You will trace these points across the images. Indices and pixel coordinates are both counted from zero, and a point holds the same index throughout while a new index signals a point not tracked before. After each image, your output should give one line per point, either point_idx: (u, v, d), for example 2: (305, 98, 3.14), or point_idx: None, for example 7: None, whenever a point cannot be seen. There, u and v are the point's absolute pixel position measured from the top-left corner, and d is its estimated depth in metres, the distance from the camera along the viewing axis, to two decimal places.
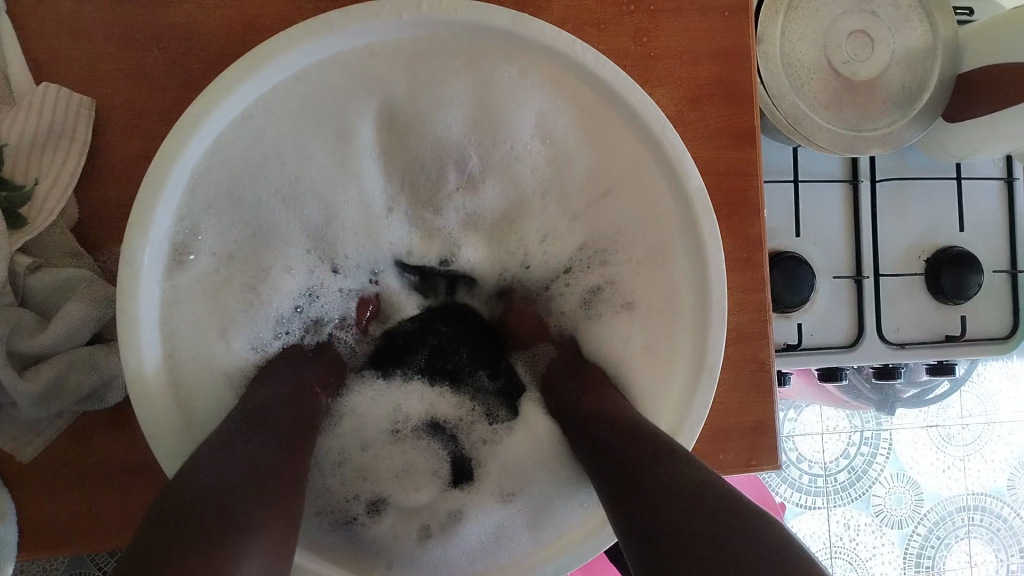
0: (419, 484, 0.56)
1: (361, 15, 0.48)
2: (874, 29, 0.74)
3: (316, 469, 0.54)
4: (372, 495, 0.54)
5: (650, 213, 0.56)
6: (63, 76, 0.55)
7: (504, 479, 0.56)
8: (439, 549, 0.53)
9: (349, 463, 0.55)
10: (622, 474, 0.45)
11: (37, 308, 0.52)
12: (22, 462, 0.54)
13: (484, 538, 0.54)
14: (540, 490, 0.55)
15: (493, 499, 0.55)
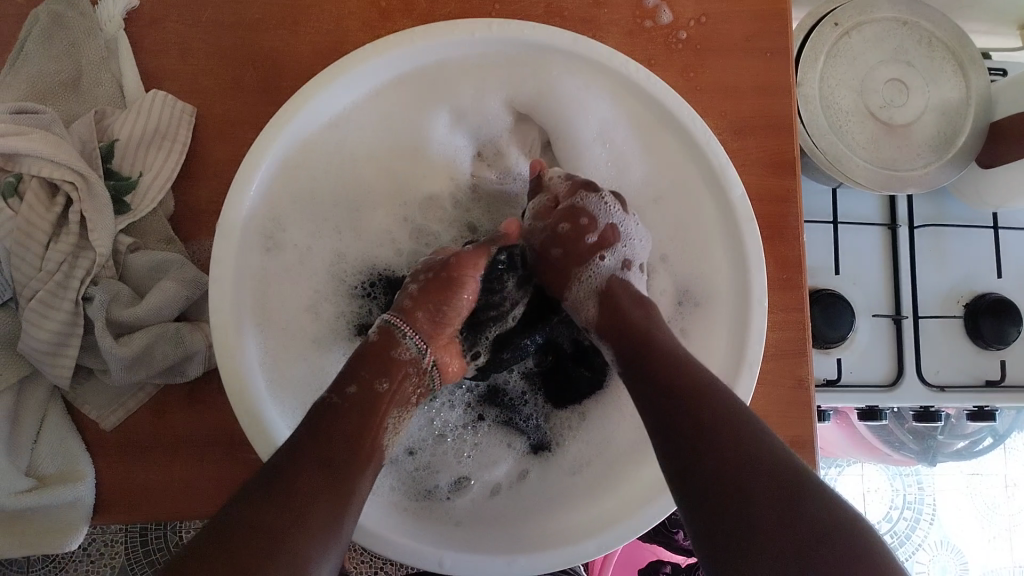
0: (494, 456, 0.62)
1: (439, 32, 0.55)
2: (909, 78, 0.79)
3: (393, 461, 0.60)
4: (453, 477, 0.61)
5: (694, 225, 0.63)
6: (169, 86, 0.62)
7: (579, 451, 0.63)
8: (507, 503, 0.61)
9: (434, 445, 0.61)
10: (686, 429, 0.45)
11: (133, 285, 0.58)
12: (105, 428, 0.59)
13: (551, 494, 0.61)
14: (608, 456, 0.62)
15: (564, 466, 0.63)
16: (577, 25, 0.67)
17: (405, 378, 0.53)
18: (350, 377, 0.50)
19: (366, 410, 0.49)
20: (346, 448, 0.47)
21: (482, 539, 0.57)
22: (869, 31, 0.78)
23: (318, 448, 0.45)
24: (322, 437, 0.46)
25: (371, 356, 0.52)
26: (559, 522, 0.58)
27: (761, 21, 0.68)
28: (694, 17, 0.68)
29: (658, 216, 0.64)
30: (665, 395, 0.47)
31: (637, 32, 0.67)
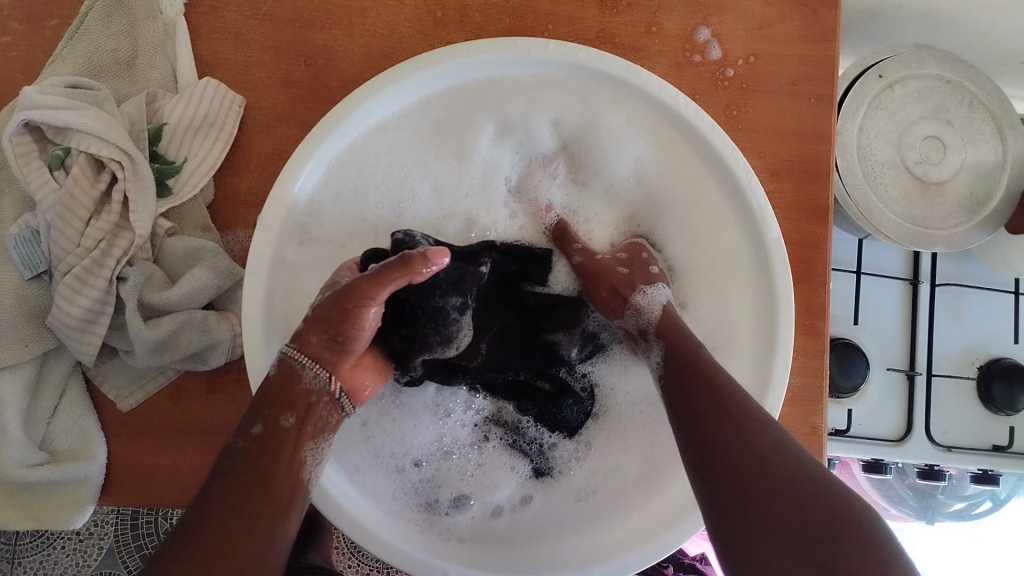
0: (497, 477, 0.61)
1: (491, 48, 0.56)
2: (947, 136, 0.79)
3: (399, 469, 0.59)
4: (451, 495, 0.60)
5: (721, 267, 0.63)
6: (220, 75, 0.62)
7: (588, 477, 0.63)
8: (507, 526, 0.60)
9: (439, 459, 0.60)
10: (707, 421, 0.48)
11: (166, 269, 0.58)
12: (123, 410, 0.58)
13: (552, 521, 0.61)
14: (616, 486, 0.62)
15: (571, 492, 0.62)
16: (628, 53, 0.67)
17: (314, 409, 0.51)
18: (254, 415, 0.49)
19: (280, 448, 0.48)
20: (258, 488, 0.46)
21: (478, 561, 0.56)
22: (912, 86, 0.78)
23: (227, 492, 0.45)
24: (231, 480, 0.46)
25: (283, 390, 0.50)
26: (557, 550, 0.58)
27: (809, 68, 0.69)
28: (743, 57, 0.68)
29: (697, 265, 0.64)
30: (690, 397, 0.50)
31: (686, 66, 0.67)
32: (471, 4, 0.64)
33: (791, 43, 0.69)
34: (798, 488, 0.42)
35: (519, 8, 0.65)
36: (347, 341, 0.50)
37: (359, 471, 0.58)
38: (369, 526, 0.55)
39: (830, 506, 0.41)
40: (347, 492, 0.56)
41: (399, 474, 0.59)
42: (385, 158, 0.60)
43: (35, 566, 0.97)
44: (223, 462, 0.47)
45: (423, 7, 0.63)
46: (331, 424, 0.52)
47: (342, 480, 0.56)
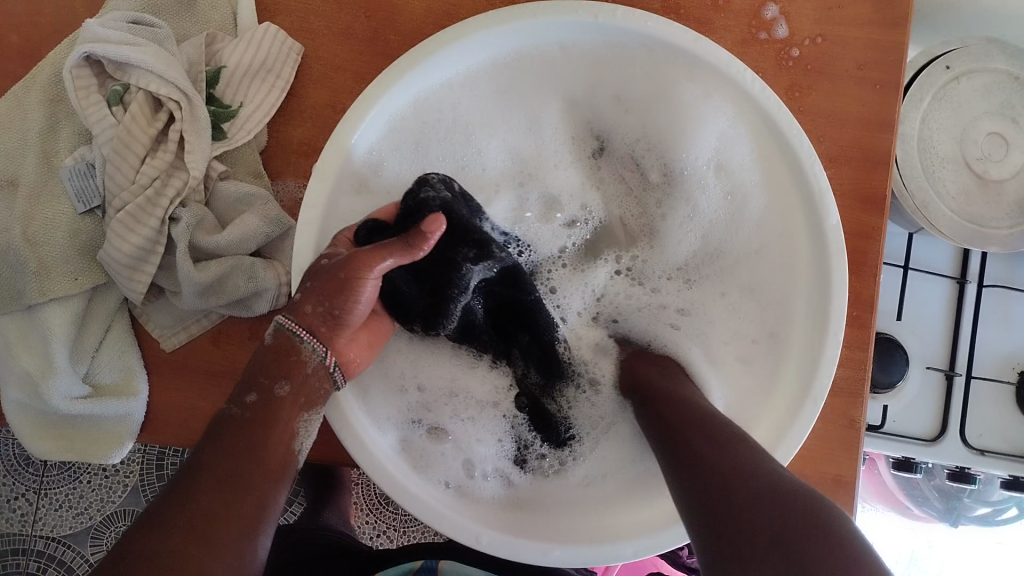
0: (481, 435, 0.61)
1: (561, 10, 0.55)
2: (1012, 134, 0.77)
3: (406, 407, 0.60)
4: (434, 423, 0.60)
5: (789, 263, 0.62)
6: (280, 21, 0.62)
7: (586, 467, 0.62)
8: (485, 489, 0.59)
9: (446, 397, 0.61)
10: (685, 446, 0.48)
11: (217, 213, 0.58)
12: (165, 349, 0.59)
13: (543, 499, 0.60)
14: (610, 482, 0.61)
15: (573, 478, 0.62)
16: (692, 25, 0.66)
17: (314, 383, 0.51)
18: (248, 384, 0.50)
19: (273, 422, 0.49)
20: (249, 461, 0.46)
21: (478, 518, 0.55)
22: (979, 81, 0.76)
23: (215, 460, 0.46)
24: (219, 449, 0.46)
25: (278, 360, 0.50)
26: (561, 527, 0.56)
27: (877, 52, 0.67)
28: (810, 37, 0.66)
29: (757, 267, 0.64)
30: (675, 421, 0.51)
31: (750, 42, 0.66)
32: None
33: (860, 26, 0.67)
34: (759, 492, 0.41)
35: None
36: (343, 314, 0.51)
37: (380, 409, 0.58)
38: (384, 458, 0.54)
39: (797, 508, 0.39)
40: (365, 422, 0.55)
41: (406, 410, 0.60)
42: (454, 110, 0.61)
43: (61, 499, 0.98)
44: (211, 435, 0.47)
45: None
46: (324, 398, 0.52)
47: (361, 413, 0.56)
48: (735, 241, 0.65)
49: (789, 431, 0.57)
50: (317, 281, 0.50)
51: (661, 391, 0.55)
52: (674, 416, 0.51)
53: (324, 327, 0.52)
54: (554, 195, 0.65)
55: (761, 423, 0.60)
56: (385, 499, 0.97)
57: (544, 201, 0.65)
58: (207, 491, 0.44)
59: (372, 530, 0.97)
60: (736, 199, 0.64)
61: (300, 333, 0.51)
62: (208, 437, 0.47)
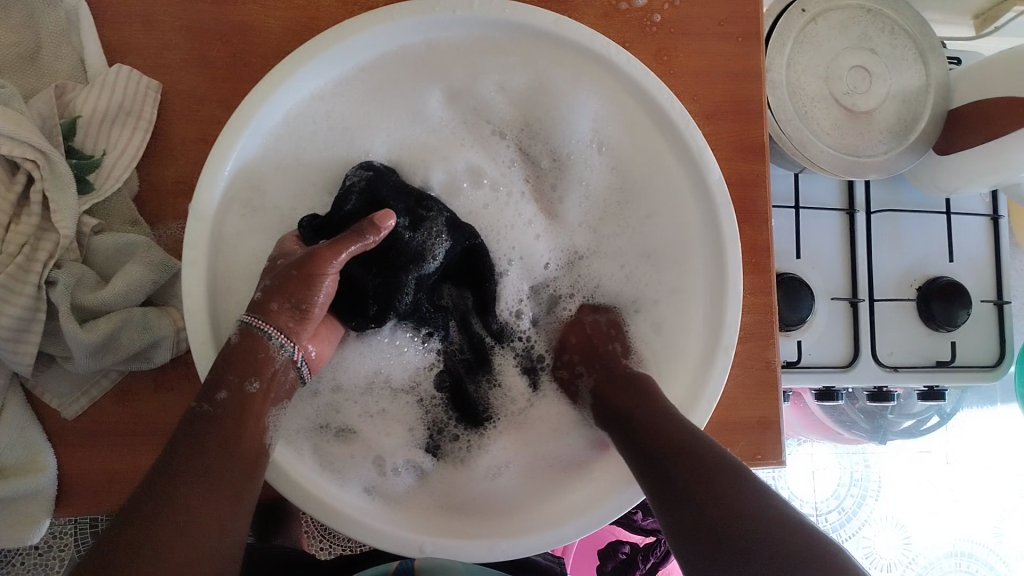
0: (392, 429, 0.60)
1: (419, 8, 0.55)
2: (873, 65, 0.80)
3: (319, 406, 0.58)
4: (343, 424, 0.59)
5: (678, 234, 0.63)
6: (132, 61, 0.59)
7: (498, 459, 0.62)
8: (393, 486, 0.58)
9: (358, 391, 0.60)
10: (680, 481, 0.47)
11: (97, 268, 0.56)
12: (67, 417, 0.56)
13: (454, 493, 0.59)
14: (522, 474, 0.61)
15: (486, 471, 0.61)
16: (553, 5, 0.66)
17: (278, 378, 0.51)
18: (218, 380, 0.48)
19: (247, 420, 0.48)
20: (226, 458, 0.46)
21: (388, 516, 0.54)
22: (835, 18, 0.80)
23: (193, 459, 0.44)
24: (197, 448, 0.45)
25: (247, 358, 0.49)
26: (473, 521, 0.56)
27: (734, 7, 0.69)
28: (669, 0, 0.67)
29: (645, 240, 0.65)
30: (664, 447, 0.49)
31: (613, 14, 0.67)
32: None
33: None
34: (757, 534, 0.42)
35: None
36: (310, 306, 0.51)
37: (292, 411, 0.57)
38: (293, 461, 0.53)
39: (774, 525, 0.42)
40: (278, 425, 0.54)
41: (319, 408, 0.58)
42: (325, 115, 0.59)
43: None
44: (182, 437, 0.45)
45: None
46: (288, 391, 0.52)
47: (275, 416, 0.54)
48: (625, 218, 0.66)
49: (704, 387, 0.58)
50: (281, 281, 0.50)
51: (640, 415, 0.53)
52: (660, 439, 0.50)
53: (292, 324, 0.51)
54: (480, 165, 0.63)
55: (678, 382, 0.61)
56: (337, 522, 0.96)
57: (471, 171, 0.62)
58: (188, 489, 0.43)
59: (330, 554, 0.96)
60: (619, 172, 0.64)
61: (269, 332, 0.50)
62: (187, 429, 0.46)
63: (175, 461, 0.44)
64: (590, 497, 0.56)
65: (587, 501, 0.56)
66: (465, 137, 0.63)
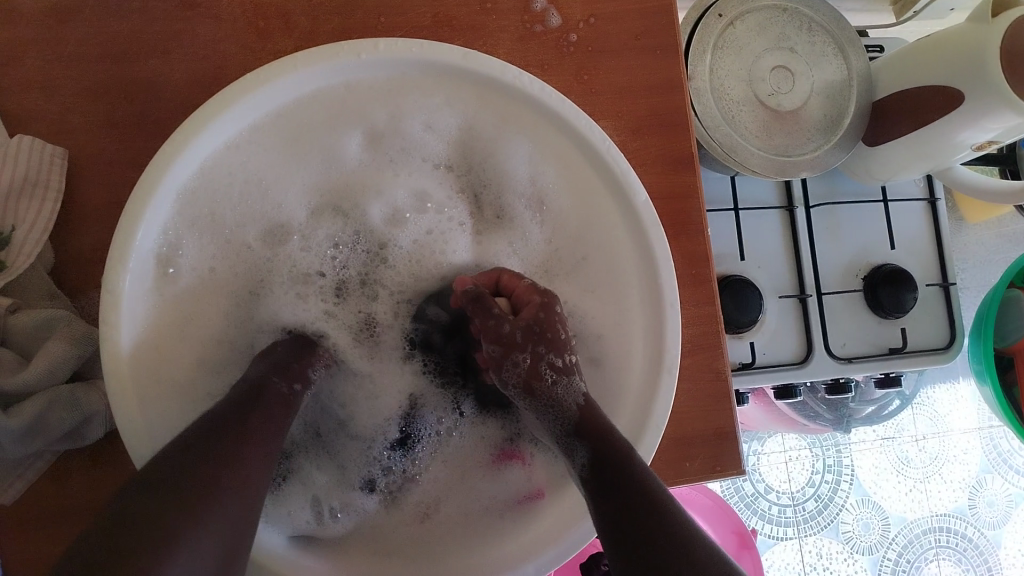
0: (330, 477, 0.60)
1: (323, 56, 0.53)
2: (794, 64, 0.81)
3: None
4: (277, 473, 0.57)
5: (617, 263, 0.62)
6: (36, 129, 0.58)
7: (427, 496, 0.62)
8: (327, 536, 0.56)
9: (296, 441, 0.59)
10: (615, 505, 0.47)
11: (17, 348, 0.54)
12: (5, 502, 0.54)
13: (387, 538, 0.59)
14: (453, 513, 0.60)
15: (415, 513, 0.61)
16: (467, 33, 0.66)
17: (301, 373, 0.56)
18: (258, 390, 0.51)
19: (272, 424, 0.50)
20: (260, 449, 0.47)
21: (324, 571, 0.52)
22: (752, 21, 0.80)
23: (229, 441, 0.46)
24: (230, 433, 0.46)
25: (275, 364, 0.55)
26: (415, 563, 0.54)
27: (649, 20, 0.69)
28: (583, 19, 0.67)
29: (583, 270, 0.64)
30: (615, 465, 0.49)
31: (528, 36, 0.66)
32: (294, 8, 0.62)
33: None
34: (650, 535, 0.44)
35: (346, 5, 0.63)
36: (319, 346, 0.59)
37: None
38: None
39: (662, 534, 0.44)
40: None
41: None
42: (240, 169, 0.57)
43: None
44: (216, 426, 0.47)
45: (243, 20, 0.61)
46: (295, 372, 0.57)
47: None
48: (558, 246, 0.65)
49: (652, 412, 0.57)
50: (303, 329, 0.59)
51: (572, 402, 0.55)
52: (610, 456, 0.49)
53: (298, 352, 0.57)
54: (424, 189, 0.63)
55: (626, 409, 0.60)
56: None
57: (415, 197, 0.63)
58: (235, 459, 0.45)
59: None
60: (549, 196, 0.63)
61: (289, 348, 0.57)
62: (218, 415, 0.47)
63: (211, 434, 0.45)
64: (526, 546, 0.54)
65: (521, 547, 0.54)
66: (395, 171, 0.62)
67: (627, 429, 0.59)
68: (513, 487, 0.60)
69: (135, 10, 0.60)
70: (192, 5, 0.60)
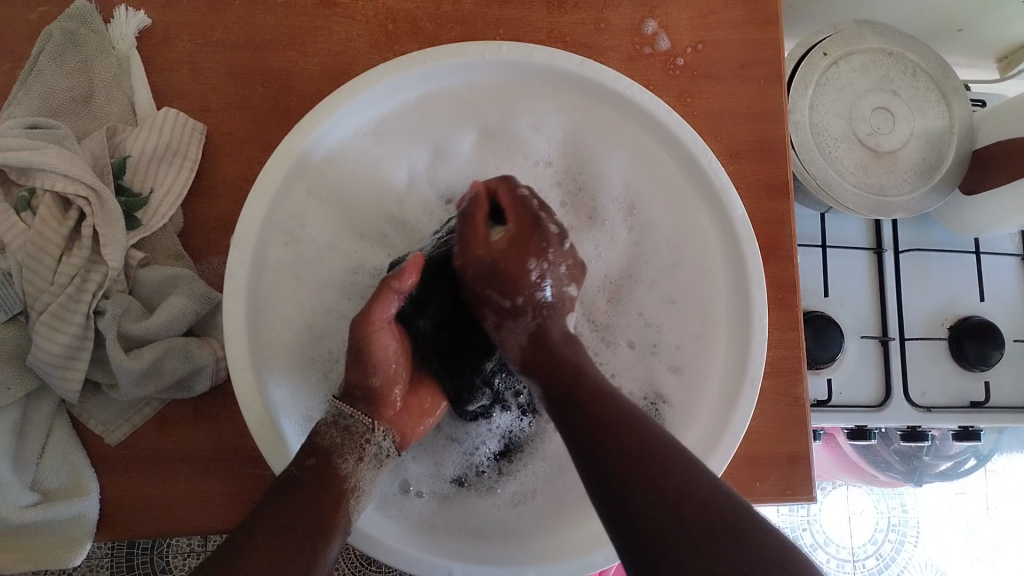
0: (422, 454, 0.60)
1: (450, 54, 0.58)
2: (895, 106, 0.82)
3: None
4: None
5: (706, 276, 0.64)
6: (180, 105, 0.63)
7: (524, 482, 0.60)
8: (415, 510, 0.58)
9: None
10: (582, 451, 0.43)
11: (142, 298, 0.59)
12: (110, 443, 0.58)
13: (478, 520, 0.58)
14: (545, 502, 0.60)
15: (506, 497, 0.60)
16: (579, 49, 0.69)
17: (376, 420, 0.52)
18: (309, 449, 0.49)
19: (336, 488, 0.48)
20: (310, 522, 0.46)
21: (411, 546, 0.54)
22: (856, 61, 0.82)
23: (274, 521, 0.45)
24: (278, 512, 0.46)
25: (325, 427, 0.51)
26: (495, 552, 0.56)
27: (755, 51, 0.71)
28: (691, 45, 0.70)
29: (674, 286, 0.65)
30: (564, 394, 0.45)
31: (637, 58, 0.69)
32: (420, 15, 0.66)
33: (734, 28, 0.71)
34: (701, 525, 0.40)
35: (469, 17, 0.67)
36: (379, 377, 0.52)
37: None
38: None
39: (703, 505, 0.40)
40: None
41: None
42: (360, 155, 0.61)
43: None
44: (266, 504, 0.46)
45: (374, 22, 0.65)
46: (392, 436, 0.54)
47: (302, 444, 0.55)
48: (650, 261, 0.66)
49: (733, 417, 0.59)
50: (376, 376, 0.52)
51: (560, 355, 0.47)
52: (574, 391, 0.45)
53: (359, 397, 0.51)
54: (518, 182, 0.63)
55: (706, 417, 0.62)
56: (366, 559, 0.99)
57: None
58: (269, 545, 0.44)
59: None
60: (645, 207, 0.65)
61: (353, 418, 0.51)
62: (277, 490, 0.47)
63: (263, 517, 0.46)
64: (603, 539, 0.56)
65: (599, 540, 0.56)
66: (499, 164, 0.64)
67: (708, 435, 0.60)
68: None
69: (280, 6, 0.65)
70: (331, 5, 0.65)
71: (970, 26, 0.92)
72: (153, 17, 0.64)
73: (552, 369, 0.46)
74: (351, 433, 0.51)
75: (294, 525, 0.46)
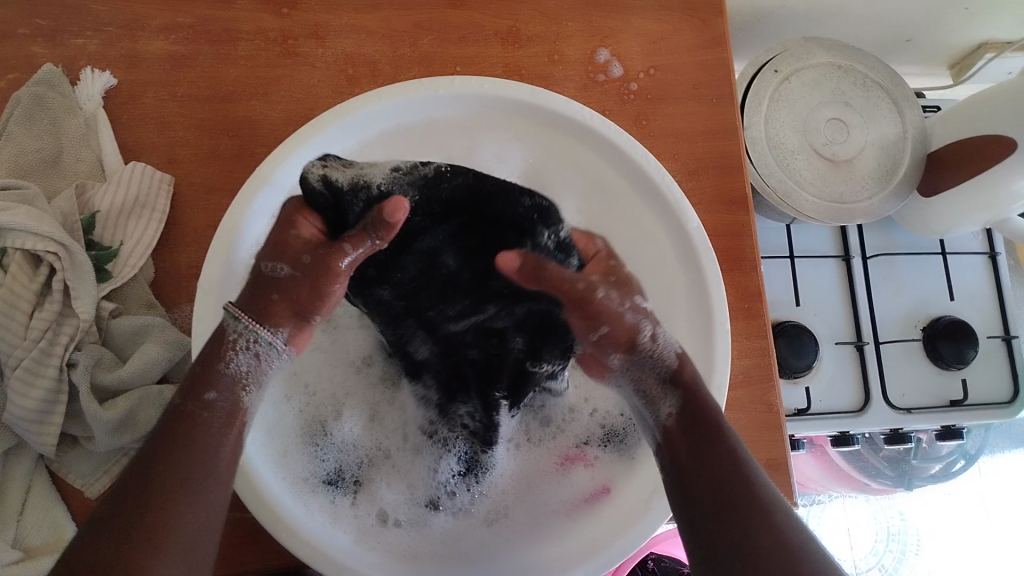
0: (392, 479, 0.60)
1: (405, 90, 0.60)
2: (849, 116, 0.84)
3: (313, 443, 0.59)
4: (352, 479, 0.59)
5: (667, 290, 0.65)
6: (147, 159, 0.65)
7: (497, 501, 0.60)
8: (393, 537, 0.58)
9: (357, 449, 0.60)
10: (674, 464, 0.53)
11: (116, 349, 0.59)
12: (90, 497, 0.58)
13: (454, 543, 0.59)
14: (520, 521, 0.60)
15: (482, 518, 0.60)
16: (536, 81, 0.71)
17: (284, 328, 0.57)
18: (207, 380, 0.51)
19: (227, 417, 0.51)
20: (196, 450, 0.48)
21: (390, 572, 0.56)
22: (808, 76, 0.84)
23: (168, 458, 0.46)
24: (168, 450, 0.47)
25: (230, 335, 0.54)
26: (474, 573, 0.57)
27: (706, 72, 0.73)
28: (644, 70, 0.72)
29: None
30: (699, 428, 0.53)
31: (592, 85, 0.71)
32: (382, 58, 0.68)
33: (684, 51, 0.73)
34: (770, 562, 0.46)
35: (426, 56, 0.69)
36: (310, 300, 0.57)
37: (297, 467, 0.58)
38: (300, 526, 0.55)
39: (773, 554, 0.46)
40: (285, 500, 0.56)
41: (318, 445, 0.59)
42: None
43: None
44: (157, 443, 0.47)
45: (334, 68, 0.67)
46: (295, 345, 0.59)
47: (273, 479, 0.56)
48: None
49: None
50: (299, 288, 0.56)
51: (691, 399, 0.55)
52: (703, 420, 0.53)
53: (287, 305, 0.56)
54: None
55: None
56: None
57: None
58: (167, 482, 0.45)
59: None
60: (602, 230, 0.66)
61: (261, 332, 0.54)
62: (172, 420, 0.49)
63: (157, 457, 0.46)
64: (577, 553, 0.57)
65: (570, 556, 0.57)
66: None
67: None
68: (577, 490, 0.61)
69: (242, 59, 0.67)
70: (292, 54, 0.67)
71: (919, 36, 0.95)
72: (119, 77, 0.66)
73: (695, 405, 0.54)
74: (258, 358, 0.54)
75: (180, 465, 0.46)
